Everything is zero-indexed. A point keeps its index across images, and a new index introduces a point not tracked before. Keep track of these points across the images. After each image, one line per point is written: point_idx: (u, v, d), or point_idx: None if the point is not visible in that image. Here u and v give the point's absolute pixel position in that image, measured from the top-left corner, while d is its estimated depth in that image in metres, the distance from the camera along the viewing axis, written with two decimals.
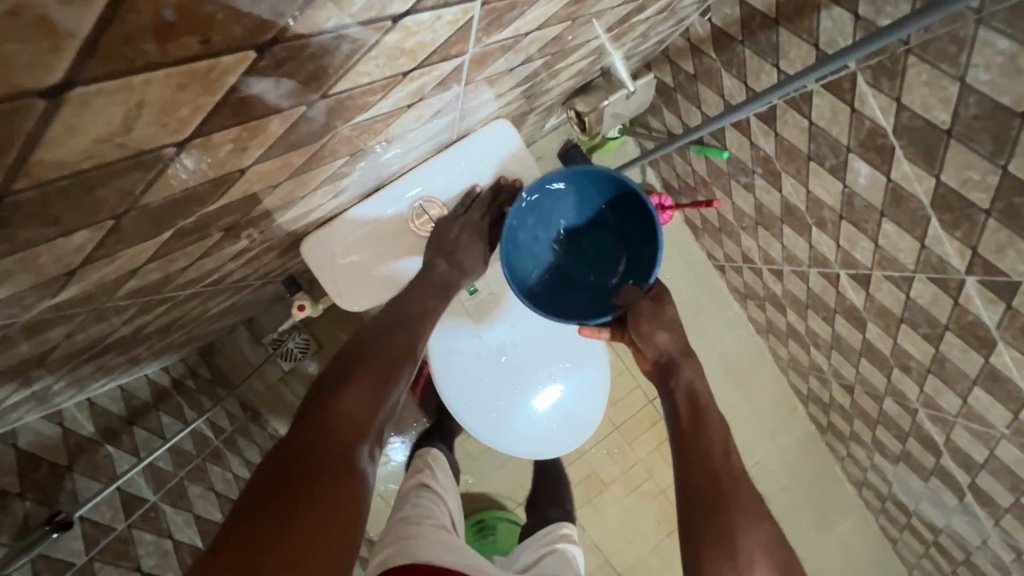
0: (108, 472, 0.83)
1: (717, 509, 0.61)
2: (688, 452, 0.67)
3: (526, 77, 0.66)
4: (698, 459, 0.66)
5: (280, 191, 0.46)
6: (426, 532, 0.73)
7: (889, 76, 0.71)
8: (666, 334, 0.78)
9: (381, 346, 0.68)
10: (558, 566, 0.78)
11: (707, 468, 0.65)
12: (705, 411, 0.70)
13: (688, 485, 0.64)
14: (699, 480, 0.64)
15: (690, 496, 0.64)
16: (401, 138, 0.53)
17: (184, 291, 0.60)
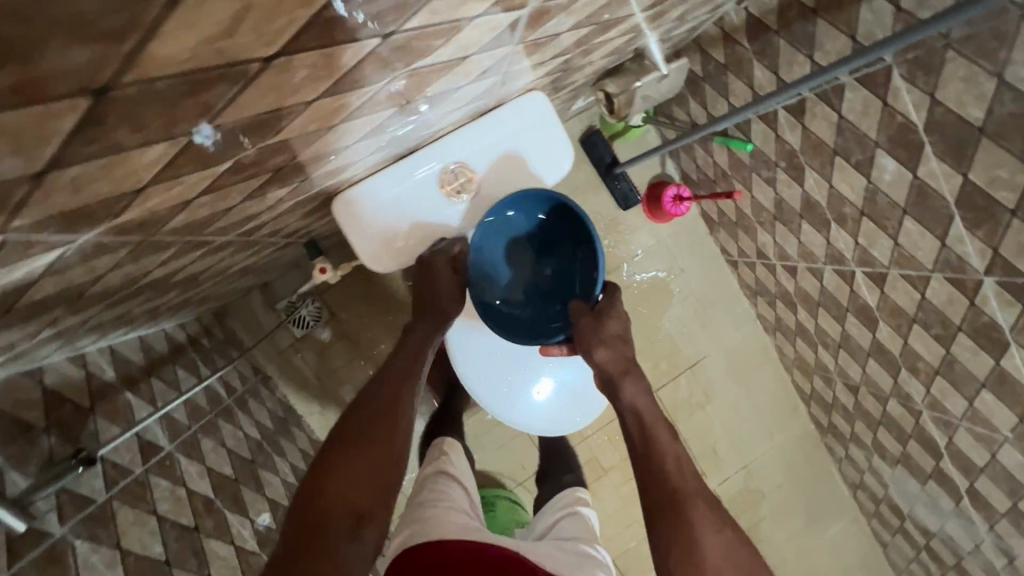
0: (127, 418, 0.84)
1: (678, 521, 0.66)
2: (649, 471, 0.72)
3: (567, 47, 0.67)
4: (656, 477, 0.71)
5: (330, 138, 0.47)
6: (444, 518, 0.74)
7: (925, 70, 0.72)
8: (605, 350, 0.84)
9: (379, 416, 0.81)
10: (573, 528, 0.81)
11: (664, 486, 0.69)
12: (653, 431, 0.77)
13: (649, 501, 0.69)
14: (659, 495, 0.69)
15: (652, 512, 0.68)
16: (445, 97, 0.54)
17: (220, 237, 0.61)
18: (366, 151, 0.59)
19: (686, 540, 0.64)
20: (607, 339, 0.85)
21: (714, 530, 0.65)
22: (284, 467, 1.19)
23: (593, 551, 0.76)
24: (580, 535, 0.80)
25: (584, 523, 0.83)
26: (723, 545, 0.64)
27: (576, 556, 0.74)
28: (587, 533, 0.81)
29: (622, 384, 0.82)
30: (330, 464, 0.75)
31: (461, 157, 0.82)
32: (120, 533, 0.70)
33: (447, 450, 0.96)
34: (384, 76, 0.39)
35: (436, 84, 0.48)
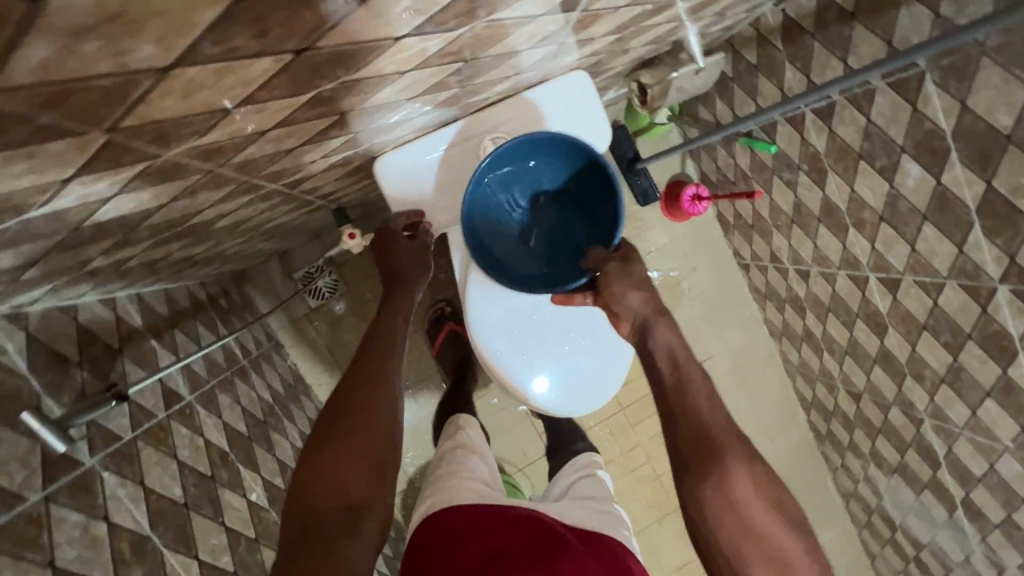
0: (152, 364, 0.85)
1: (712, 468, 0.63)
2: (677, 417, 0.67)
3: (618, 26, 0.69)
4: (684, 416, 0.66)
5: (399, 87, 0.49)
6: (465, 487, 0.76)
7: (958, 77, 0.74)
8: (636, 295, 0.75)
9: (363, 391, 0.69)
10: (590, 489, 0.84)
11: (695, 429, 0.65)
12: (683, 372, 0.70)
13: (677, 442, 0.66)
14: (689, 442, 0.65)
15: (683, 459, 0.65)
16: (505, 60, 0.57)
17: (269, 183, 0.63)
18: (422, 107, 0.61)
19: (716, 483, 0.62)
20: (638, 281, 0.76)
21: (743, 470, 0.63)
22: (293, 432, 1.20)
23: (611, 508, 0.80)
24: (598, 495, 0.84)
25: (600, 485, 0.87)
26: (753, 483, 0.62)
27: (596, 512, 0.77)
28: (604, 493, 0.85)
29: (655, 325, 0.73)
30: (312, 458, 0.64)
31: (500, 128, 0.86)
32: (143, 471, 0.71)
33: (461, 425, 0.97)
34: (465, 19, 0.41)
35: (503, 41, 0.50)
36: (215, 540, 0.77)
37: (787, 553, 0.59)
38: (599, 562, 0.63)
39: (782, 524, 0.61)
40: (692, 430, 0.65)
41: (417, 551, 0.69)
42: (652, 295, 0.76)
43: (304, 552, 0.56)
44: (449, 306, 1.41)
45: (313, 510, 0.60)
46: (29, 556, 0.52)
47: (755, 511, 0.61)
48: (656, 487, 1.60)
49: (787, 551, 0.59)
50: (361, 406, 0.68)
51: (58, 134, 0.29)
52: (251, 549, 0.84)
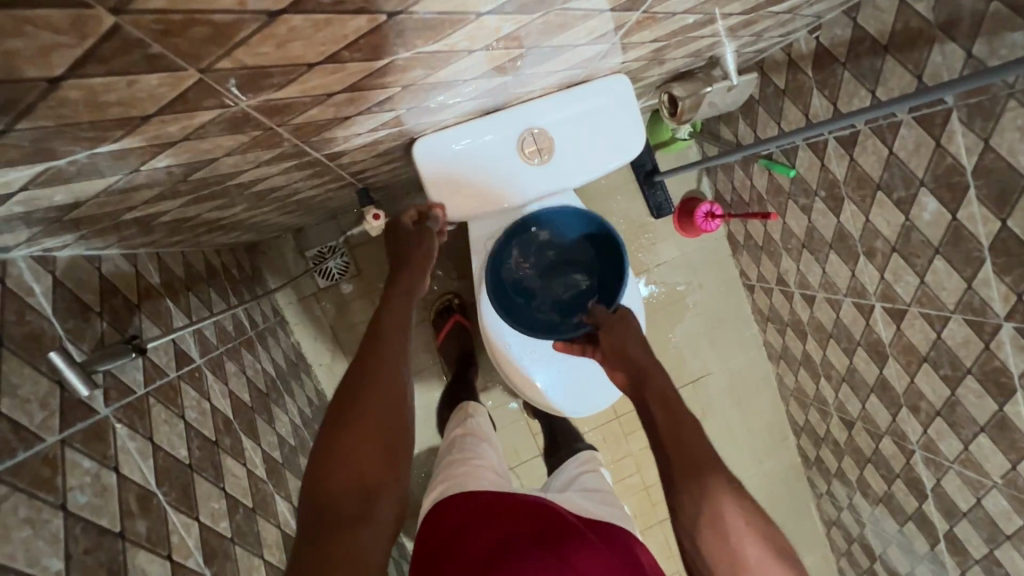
0: (166, 324, 0.85)
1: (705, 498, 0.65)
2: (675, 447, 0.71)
3: (666, 35, 0.71)
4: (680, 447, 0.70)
5: (461, 66, 0.50)
6: (474, 475, 0.78)
7: (984, 117, 0.77)
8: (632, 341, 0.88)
9: (376, 371, 0.69)
10: (592, 483, 0.85)
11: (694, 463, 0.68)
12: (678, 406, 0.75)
13: (665, 467, 0.70)
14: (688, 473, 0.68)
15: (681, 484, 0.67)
16: (562, 52, 0.58)
17: (312, 151, 0.64)
18: (478, 91, 0.63)
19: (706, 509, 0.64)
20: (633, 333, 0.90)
21: (730, 494, 0.65)
22: (292, 409, 1.20)
23: (615, 499, 0.81)
24: (602, 488, 0.85)
25: (603, 479, 0.88)
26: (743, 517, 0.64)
27: (602, 503, 0.79)
28: (608, 486, 0.85)
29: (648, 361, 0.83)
30: (328, 441, 0.65)
31: (541, 122, 0.88)
32: (153, 428, 0.71)
33: (471, 412, 0.99)
34: (542, 3, 0.42)
35: (564, 34, 0.52)
36: (215, 504, 0.77)
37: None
38: (609, 552, 0.64)
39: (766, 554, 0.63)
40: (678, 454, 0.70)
41: (431, 532, 0.70)
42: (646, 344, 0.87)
43: (327, 538, 0.58)
44: (457, 299, 1.41)
45: (328, 496, 0.61)
46: (43, 496, 0.52)
47: (745, 538, 0.63)
48: (643, 497, 1.62)
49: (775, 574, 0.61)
50: (374, 386, 0.68)
51: (159, 65, 0.29)
52: (248, 518, 0.84)
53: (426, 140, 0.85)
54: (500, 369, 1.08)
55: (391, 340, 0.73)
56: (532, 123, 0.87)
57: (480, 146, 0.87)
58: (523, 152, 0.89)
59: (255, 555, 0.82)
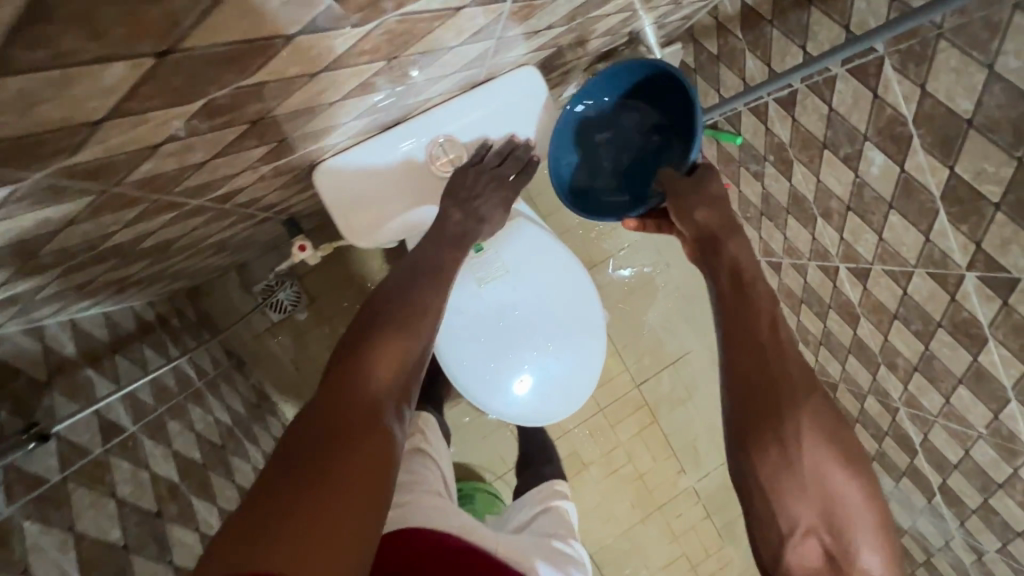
0: (87, 395, 0.79)
1: (769, 386, 0.62)
2: (734, 327, 0.68)
3: (565, 18, 0.63)
4: (743, 338, 0.66)
5: (311, 89, 0.44)
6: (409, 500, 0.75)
7: (917, 61, 0.72)
8: (707, 211, 0.79)
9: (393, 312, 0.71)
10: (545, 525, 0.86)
11: (755, 346, 0.65)
12: (749, 289, 0.71)
13: (732, 358, 0.66)
14: (746, 358, 0.65)
15: (739, 370, 0.64)
16: (437, 58, 0.53)
17: (190, 200, 0.57)
18: (357, 109, 0.57)
19: (772, 423, 0.60)
20: (711, 200, 0.80)
21: (806, 405, 0.61)
22: (256, 454, 1.14)
23: (566, 547, 0.82)
24: (557, 532, 0.85)
25: (559, 518, 0.88)
26: (810, 423, 0.60)
27: (549, 551, 0.79)
28: (563, 528, 0.86)
29: (726, 240, 0.76)
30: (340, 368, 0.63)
31: (447, 130, 0.83)
32: (75, 515, 0.66)
33: (421, 426, 0.98)
34: (368, 15, 0.36)
35: (428, 38, 0.46)
36: None
37: (848, 505, 0.57)
38: None
39: (836, 466, 0.58)
40: (753, 353, 0.65)
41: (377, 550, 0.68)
42: (721, 211, 0.79)
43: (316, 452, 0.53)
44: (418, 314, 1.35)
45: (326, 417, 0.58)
46: None
47: (807, 444, 0.59)
48: (638, 486, 1.60)
49: (847, 500, 0.57)
50: (392, 323, 0.69)
51: None
52: None
53: (326, 170, 0.79)
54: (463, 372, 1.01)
55: (421, 294, 0.74)
56: (438, 134, 0.83)
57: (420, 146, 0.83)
58: (434, 166, 0.84)
59: None
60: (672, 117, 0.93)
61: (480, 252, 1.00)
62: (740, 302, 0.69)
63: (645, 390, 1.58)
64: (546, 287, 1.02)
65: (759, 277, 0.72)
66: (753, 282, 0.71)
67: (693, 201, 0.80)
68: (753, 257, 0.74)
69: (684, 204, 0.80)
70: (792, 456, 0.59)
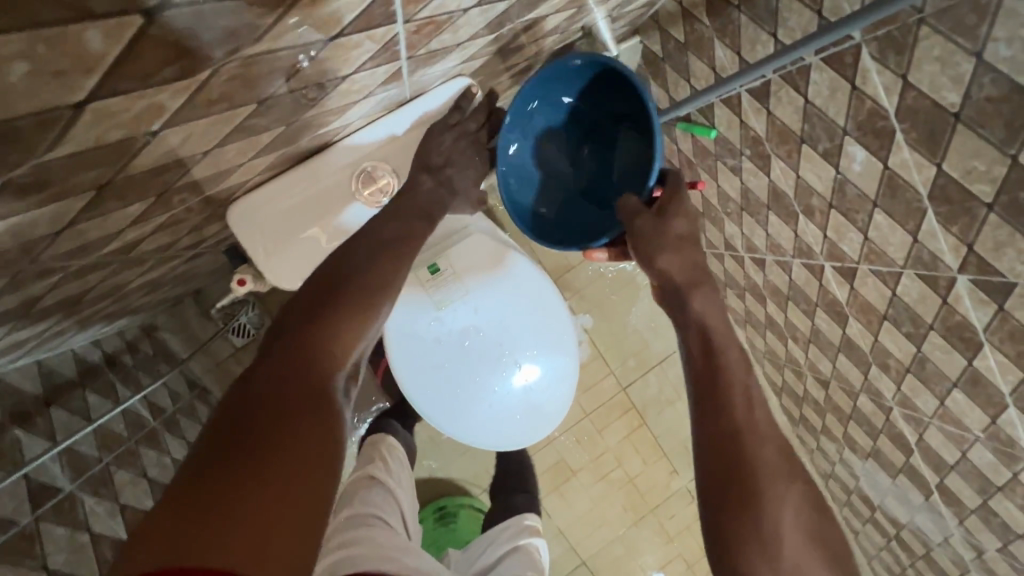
0: (14, 459, 0.74)
1: (745, 469, 0.61)
2: (706, 402, 0.67)
3: (490, 26, 0.56)
4: (719, 417, 0.65)
5: (167, 142, 0.37)
6: (367, 537, 0.71)
7: (896, 49, 0.65)
8: (671, 255, 0.78)
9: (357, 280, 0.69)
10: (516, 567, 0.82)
11: (728, 424, 0.65)
12: (721, 356, 0.70)
13: (709, 434, 0.65)
14: (722, 435, 0.64)
15: (715, 448, 0.64)
16: (329, 90, 0.46)
17: (73, 261, 0.51)
18: (252, 150, 0.50)
19: (756, 535, 0.59)
20: (674, 240, 0.78)
21: (781, 483, 0.61)
22: None
23: None
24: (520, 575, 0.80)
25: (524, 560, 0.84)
26: (787, 508, 0.60)
27: None
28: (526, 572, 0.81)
29: (692, 296, 0.76)
30: (296, 343, 0.61)
31: (370, 155, 0.82)
32: None
33: (384, 453, 0.93)
34: (188, 63, 0.30)
35: (305, 69, 0.39)
36: None
37: None
38: None
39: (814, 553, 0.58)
40: (725, 431, 0.64)
41: None
42: (686, 256, 0.78)
43: (279, 418, 0.53)
44: None
45: (280, 388, 0.56)
46: None
47: (788, 534, 0.59)
48: (629, 490, 1.56)
49: None
50: (356, 292, 0.68)
51: None
52: None
53: (246, 206, 0.78)
54: (433, 400, 0.97)
55: (392, 255, 0.73)
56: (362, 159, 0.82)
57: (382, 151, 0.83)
58: (361, 193, 0.82)
59: None
60: (625, 112, 0.89)
61: (435, 271, 0.95)
62: (711, 393, 0.67)
63: (632, 392, 1.53)
64: (511, 306, 0.96)
65: (730, 343, 0.71)
66: (731, 369, 0.69)
67: (658, 248, 0.77)
68: (722, 318, 0.74)
69: (647, 245, 0.78)
70: (780, 566, 0.57)
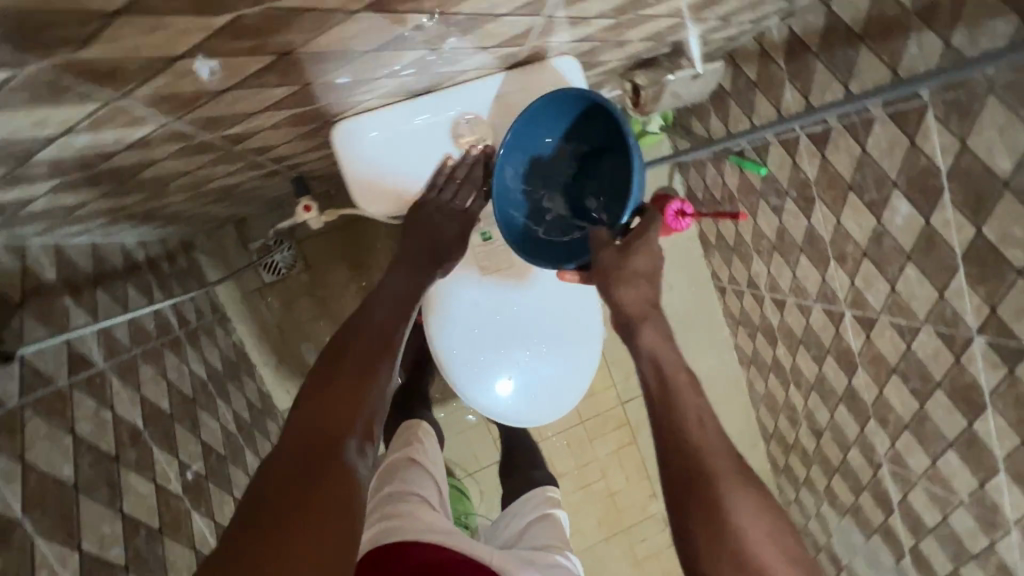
0: (61, 323, 0.76)
1: (708, 496, 0.55)
2: (664, 422, 0.60)
3: (615, 10, 0.61)
4: (676, 441, 0.58)
5: (348, 30, 0.42)
6: (411, 513, 0.73)
7: (960, 114, 0.71)
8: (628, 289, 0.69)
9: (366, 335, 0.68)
10: (551, 529, 0.84)
11: (686, 446, 0.58)
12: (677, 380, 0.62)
13: (666, 463, 0.58)
14: (681, 462, 0.57)
15: (674, 477, 0.57)
16: (477, 28, 0.51)
17: (202, 133, 0.55)
18: (388, 67, 0.55)
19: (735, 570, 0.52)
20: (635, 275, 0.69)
21: (750, 503, 0.55)
22: (226, 413, 1.11)
23: (557, 556, 0.78)
24: (550, 542, 0.81)
25: (553, 525, 0.85)
26: (762, 530, 0.54)
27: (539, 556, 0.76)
28: (556, 538, 0.83)
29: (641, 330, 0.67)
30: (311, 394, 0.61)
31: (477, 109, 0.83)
32: (28, 445, 0.62)
33: (420, 432, 0.95)
34: None
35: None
36: (106, 529, 0.68)
37: None
38: None
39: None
40: (683, 456, 0.57)
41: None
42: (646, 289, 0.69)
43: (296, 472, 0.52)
44: None
45: (292, 446, 0.55)
46: None
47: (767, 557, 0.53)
48: (607, 504, 1.57)
49: None
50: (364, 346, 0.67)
51: None
52: (151, 542, 0.75)
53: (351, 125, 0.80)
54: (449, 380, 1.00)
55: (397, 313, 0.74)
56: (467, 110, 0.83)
57: (431, 125, 0.83)
58: (457, 141, 0.84)
59: None
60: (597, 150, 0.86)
61: (488, 238, 0.99)
62: (667, 417, 0.60)
63: (630, 408, 1.56)
64: (536, 297, 1.00)
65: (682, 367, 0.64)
66: (680, 393, 0.62)
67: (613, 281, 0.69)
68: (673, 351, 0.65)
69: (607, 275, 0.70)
70: None
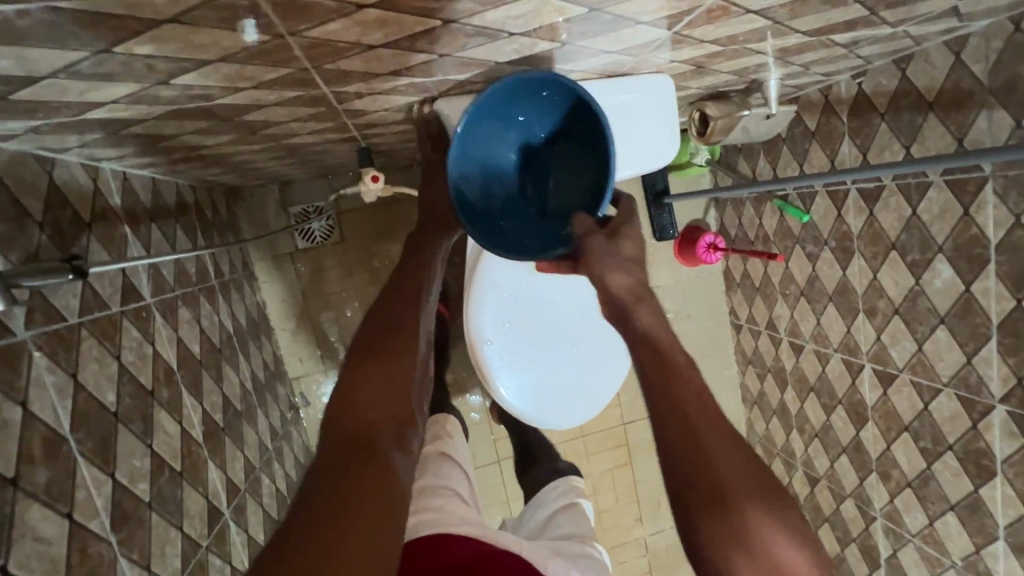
0: (119, 250, 0.75)
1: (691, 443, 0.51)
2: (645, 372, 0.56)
3: (726, 38, 0.64)
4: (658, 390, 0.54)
5: (515, 9, 0.44)
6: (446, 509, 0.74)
7: (1020, 191, 0.74)
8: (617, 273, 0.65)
9: (398, 323, 0.64)
10: (577, 517, 0.87)
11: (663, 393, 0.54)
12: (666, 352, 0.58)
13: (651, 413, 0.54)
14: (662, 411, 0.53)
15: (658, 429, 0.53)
16: (614, 30, 0.53)
17: (323, 85, 0.56)
18: (515, 51, 0.56)
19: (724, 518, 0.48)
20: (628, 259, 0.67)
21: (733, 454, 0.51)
22: (244, 369, 1.10)
23: (587, 547, 0.80)
24: (577, 531, 0.83)
25: (579, 515, 0.87)
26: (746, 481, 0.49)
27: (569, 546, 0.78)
28: (584, 527, 0.85)
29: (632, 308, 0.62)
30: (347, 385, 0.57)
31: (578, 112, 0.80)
32: (79, 364, 0.62)
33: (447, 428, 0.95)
34: None
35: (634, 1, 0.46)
36: (137, 463, 0.67)
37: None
38: None
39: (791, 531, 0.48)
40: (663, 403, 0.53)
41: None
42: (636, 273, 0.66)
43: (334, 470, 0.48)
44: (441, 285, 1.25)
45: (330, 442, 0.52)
46: None
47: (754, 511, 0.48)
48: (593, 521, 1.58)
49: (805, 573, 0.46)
50: (399, 334, 0.63)
51: None
52: (173, 483, 0.74)
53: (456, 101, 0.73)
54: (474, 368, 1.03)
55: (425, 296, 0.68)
56: None
57: None
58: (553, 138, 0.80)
59: (172, 525, 0.72)
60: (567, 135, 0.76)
61: None
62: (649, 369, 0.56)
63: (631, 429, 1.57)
64: (565, 298, 1.06)
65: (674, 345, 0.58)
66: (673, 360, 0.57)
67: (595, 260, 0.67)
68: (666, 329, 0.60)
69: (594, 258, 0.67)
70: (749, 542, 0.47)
